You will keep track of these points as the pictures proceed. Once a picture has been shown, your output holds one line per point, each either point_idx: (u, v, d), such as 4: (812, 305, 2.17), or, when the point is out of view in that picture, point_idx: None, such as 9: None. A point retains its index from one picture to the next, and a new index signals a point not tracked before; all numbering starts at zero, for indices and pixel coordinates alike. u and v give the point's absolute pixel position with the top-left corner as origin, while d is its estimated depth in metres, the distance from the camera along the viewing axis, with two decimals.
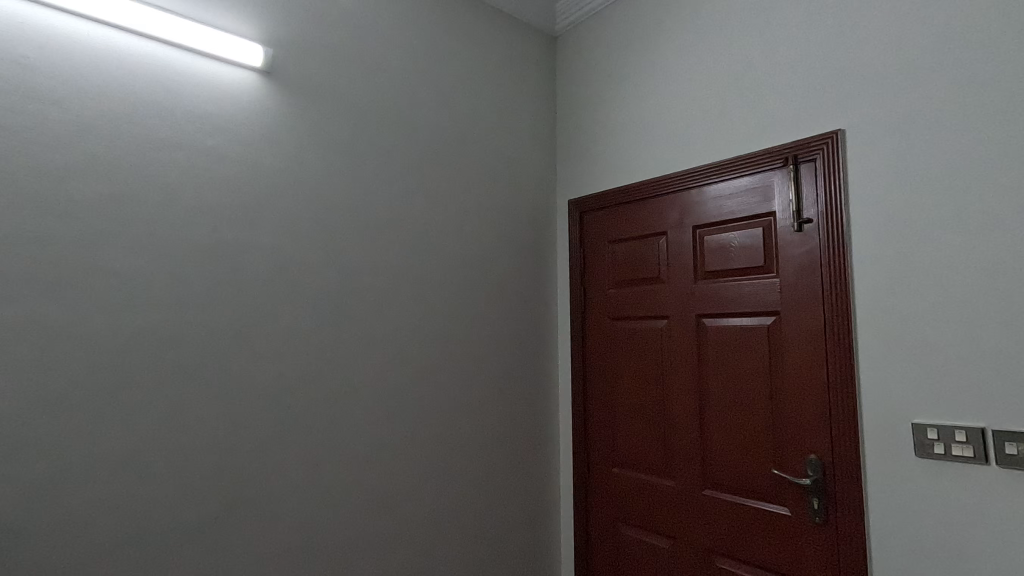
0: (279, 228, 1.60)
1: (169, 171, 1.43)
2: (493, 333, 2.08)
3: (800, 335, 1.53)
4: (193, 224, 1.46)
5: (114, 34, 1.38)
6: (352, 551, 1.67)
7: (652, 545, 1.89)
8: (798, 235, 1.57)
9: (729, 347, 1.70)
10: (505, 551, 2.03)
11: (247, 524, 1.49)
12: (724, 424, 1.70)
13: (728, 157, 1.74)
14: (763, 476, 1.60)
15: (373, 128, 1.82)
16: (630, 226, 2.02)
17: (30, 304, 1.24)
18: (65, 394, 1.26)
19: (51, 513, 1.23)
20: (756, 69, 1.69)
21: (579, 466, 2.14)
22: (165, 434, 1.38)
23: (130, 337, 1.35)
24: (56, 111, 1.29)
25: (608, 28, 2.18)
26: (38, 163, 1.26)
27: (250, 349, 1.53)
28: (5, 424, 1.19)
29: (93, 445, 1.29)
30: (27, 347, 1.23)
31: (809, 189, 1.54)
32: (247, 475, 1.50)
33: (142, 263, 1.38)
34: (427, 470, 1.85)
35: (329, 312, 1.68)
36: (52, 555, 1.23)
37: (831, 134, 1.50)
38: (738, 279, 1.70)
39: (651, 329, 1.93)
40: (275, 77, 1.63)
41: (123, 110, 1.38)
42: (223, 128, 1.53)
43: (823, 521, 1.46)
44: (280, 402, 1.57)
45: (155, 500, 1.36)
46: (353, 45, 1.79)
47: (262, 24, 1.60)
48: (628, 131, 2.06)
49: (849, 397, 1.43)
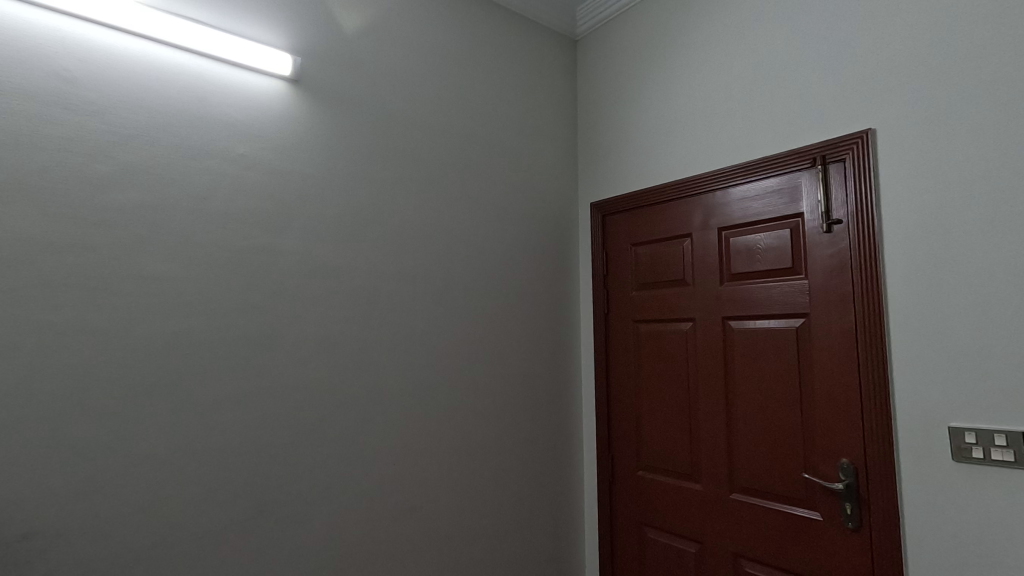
0: (308, 233, 1.63)
1: (202, 178, 1.47)
2: (517, 334, 2.08)
3: (831, 337, 1.51)
4: (225, 230, 1.49)
5: (151, 47, 1.42)
6: (380, 550, 1.68)
7: (678, 549, 1.87)
8: (827, 236, 1.55)
9: (758, 350, 1.68)
10: (530, 552, 2.03)
11: (278, 525, 1.51)
12: (752, 427, 1.68)
13: (754, 158, 1.72)
14: (793, 480, 1.58)
15: (398, 134, 1.84)
16: (654, 228, 2.01)
17: (72, 310, 1.28)
18: (106, 397, 1.30)
19: (92, 514, 1.27)
20: (782, 67, 1.68)
21: (603, 469, 2.14)
22: (200, 437, 1.41)
23: (166, 343, 1.39)
24: (96, 123, 1.33)
25: (629, 30, 2.18)
26: (80, 173, 1.31)
27: (280, 353, 1.55)
28: (47, 426, 1.23)
29: (132, 448, 1.32)
30: (69, 351, 1.27)
31: (839, 189, 1.52)
32: (278, 476, 1.52)
33: (177, 269, 1.41)
34: (452, 474, 1.86)
35: (356, 315, 1.70)
36: (92, 553, 1.26)
37: (861, 133, 1.48)
38: (766, 281, 1.68)
39: (676, 331, 1.92)
40: (302, 85, 1.66)
41: (159, 121, 1.42)
42: (253, 136, 1.56)
43: (856, 526, 1.43)
44: (309, 404, 1.59)
45: (190, 500, 1.39)
46: (378, 53, 1.82)
47: (291, 34, 1.63)
48: (652, 133, 2.05)
49: (882, 400, 1.40)
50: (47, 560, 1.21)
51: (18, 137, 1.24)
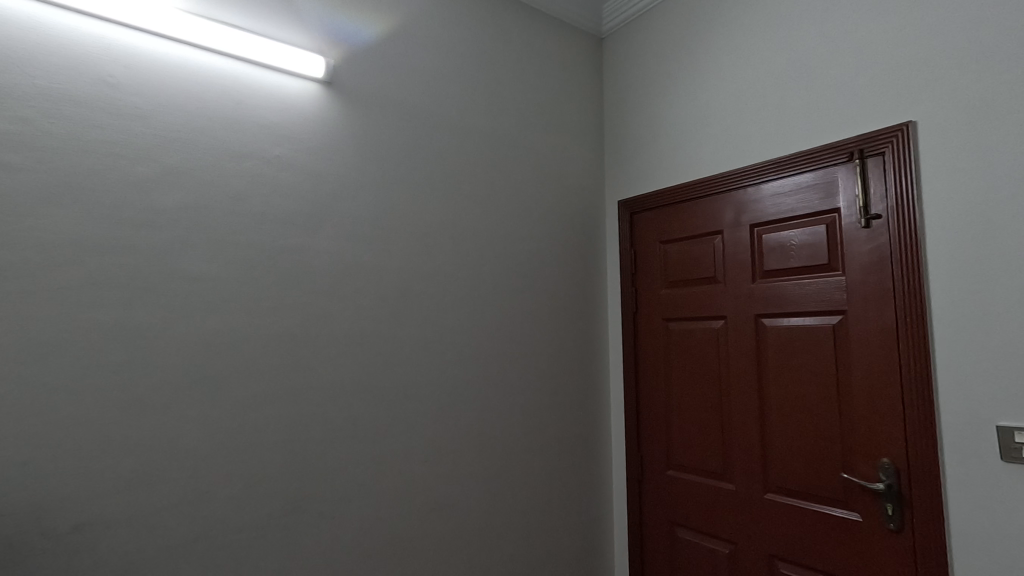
0: (341, 233, 1.65)
1: (240, 180, 1.50)
2: (545, 333, 2.08)
3: (870, 334, 1.49)
4: (262, 231, 1.52)
5: (192, 53, 1.46)
6: (413, 547, 1.70)
7: (711, 549, 1.85)
8: (865, 231, 1.52)
9: (793, 348, 1.65)
10: (560, 551, 2.03)
11: (315, 521, 1.54)
12: (787, 426, 1.66)
13: (788, 153, 1.70)
14: (831, 480, 1.55)
15: (428, 135, 1.86)
16: (683, 226, 2.00)
17: (117, 309, 1.31)
18: (149, 394, 1.34)
19: (137, 506, 1.30)
20: (817, 60, 1.65)
21: (632, 469, 2.12)
22: (239, 433, 1.44)
23: (206, 341, 1.42)
24: (139, 127, 1.37)
25: (656, 27, 2.17)
26: (125, 175, 1.34)
27: (315, 351, 1.58)
28: (96, 421, 1.27)
29: (174, 443, 1.36)
30: (115, 348, 1.30)
31: (878, 183, 1.49)
32: (313, 473, 1.54)
33: (217, 268, 1.44)
34: (483, 472, 1.87)
35: (388, 314, 1.72)
36: (137, 546, 1.30)
37: (901, 125, 1.45)
38: (800, 278, 1.66)
39: (706, 329, 1.91)
40: (335, 88, 1.68)
41: (198, 124, 1.45)
42: (289, 138, 1.59)
43: (898, 527, 1.40)
44: (343, 402, 1.61)
45: (230, 495, 1.42)
46: (408, 55, 1.83)
47: (324, 37, 1.66)
48: (681, 129, 2.04)
49: (925, 398, 1.37)
50: (95, 551, 1.25)
51: (67, 141, 1.28)
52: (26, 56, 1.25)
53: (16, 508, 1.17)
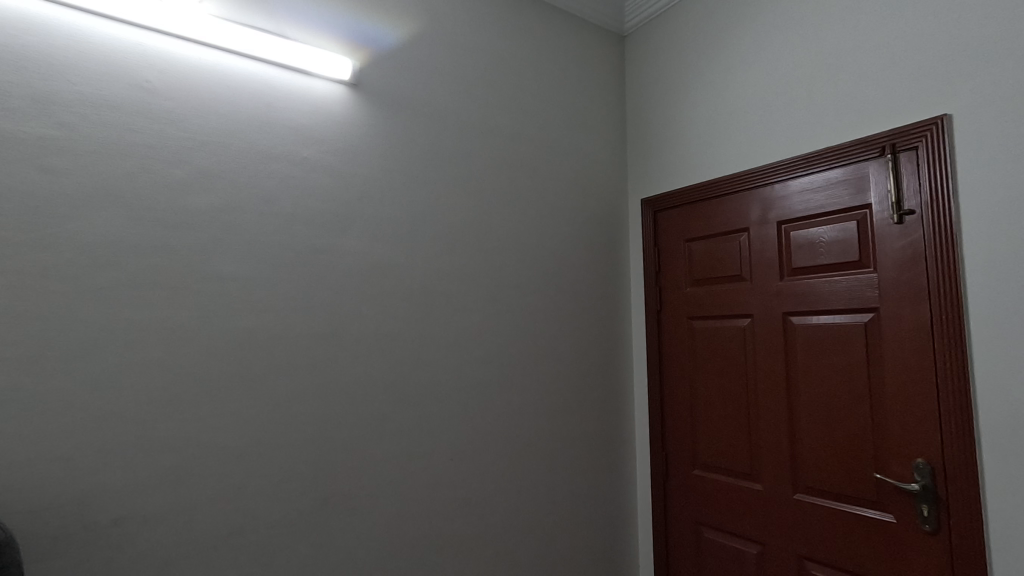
0: (368, 233, 1.67)
1: (270, 182, 1.53)
2: (569, 332, 2.08)
3: (904, 332, 1.46)
4: (291, 232, 1.55)
5: (223, 57, 1.49)
6: (440, 544, 1.71)
7: (738, 549, 1.84)
8: (898, 228, 1.49)
9: (823, 347, 1.63)
10: (584, 551, 2.03)
11: (343, 518, 1.56)
12: (817, 425, 1.63)
13: (817, 149, 1.68)
14: (864, 481, 1.52)
15: (452, 136, 1.87)
16: (709, 224, 1.98)
17: (154, 309, 1.35)
18: (185, 392, 1.37)
19: (174, 501, 1.33)
20: (846, 54, 1.62)
21: (657, 468, 2.11)
22: (271, 430, 1.47)
23: (238, 340, 1.45)
24: (174, 130, 1.40)
25: (680, 24, 2.15)
26: (161, 178, 1.38)
27: (343, 350, 1.60)
28: (133, 418, 1.30)
29: (208, 440, 1.39)
30: (152, 347, 1.34)
31: (911, 178, 1.47)
32: (341, 471, 1.57)
33: (248, 269, 1.47)
34: (508, 471, 1.87)
35: (414, 314, 1.74)
36: (173, 539, 1.33)
37: (936, 119, 1.41)
38: (830, 275, 1.63)
39: (732, 328, 1.89)
40: (361, 89, 1.70)
41: (230, 127, 1.48)
42: (317, 140, 1.61)
43: (933, 529, 1.37)
44: (371, 400, 1.63)
45: (262, 492, 1.45)
46: (432, 56, 1.85)
47: (350, 40, 1.68)
48: (706, 126, 2.02)
49: (962, 397, 1.34)
50: (134, 544, 1.28)
51: (106, 145, 1.32)
52: (67, 63, 1.28)
53: (61, 502, 1.21)
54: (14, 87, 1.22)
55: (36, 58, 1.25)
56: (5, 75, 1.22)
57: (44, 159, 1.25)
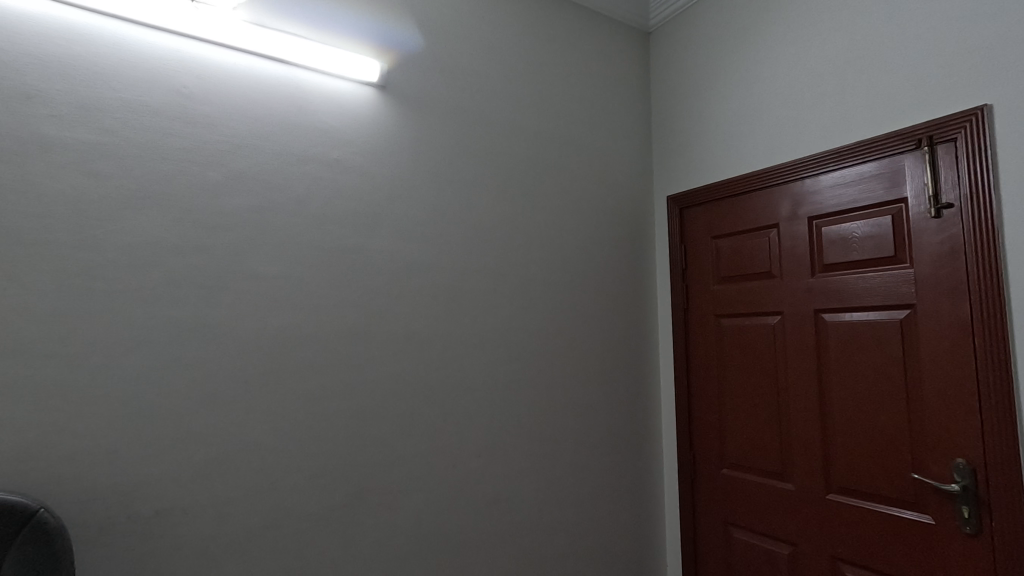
0: (396, 233, 1.70)
1: (302, 183, 1.56)
2: (595, 330, 2.07)
3: (942, 329, 1.42)
4: (323, 232, 1.58)
5: (257, 62, 1.53)
6: (468, 541, 1.73)
7: (769, 550, 1.81)
8: (935, 221, 1.45)
9: (856, 344, 1.60)
10: (611, 550, 2.02)
11: (374, 514, 1.58)
12: (850, 424, 1.60)
13: (849, 143, 1.65)
14: (900, 482, 1.49)
15: (478, 136, 1.88)
16: (737, 221, 1.96)
17: (192, 307, 1.39)
18: (221, 388, 1.41)
19: (211, 495, 1.37)
20: (880, 46, 1.59)
21: (685, 467, 2.10)
22: (304, 427, 1.50)
23: (273, 338, 1.48)
24: (211, 134, 1.45)
25: (707, 19, 2.13)
26: (199, 180, 1.42)
27: (374, 348, 1.63)
28: (173, 413, 1.34)
29: (245, 435, 1.42)
30: (191, 345, 1.38)
31: (949, 170, 1.43)
32: (371, 467, 1.59)
33: (282, 269, 1.51)
34: (535, 469, 1.88)
35: (442, 313, 1.75)
36: (210, 532, 1.37)
37: (976, 109, 1.38)
38: (864, 271, 1.60)
39: (762, 326, 1.86)
40: (389, 91, 1.73)
41: (263, 129, 1.52)
42: (347, 142, 1.64)
43: (974, 531, 1.34)
44: (400, 397, 1.66)
45: (296, 486, 1.48)
46: (458, 57, 1.86)
47: (378, 43, 1.71)
48: (734, 122, 2.00)
49: (1004, 395, 1.30)
50: (174, 535, 1.32)
51: (147, 149, 1.36)
52: (111, 72, 1.33)
53: (106, 494, 1.26)
54: (62, 96, 1.28)
55: (81, 66, 1.30)
56: (53, 83, 1.27)
57: (90, 163, 1.30)
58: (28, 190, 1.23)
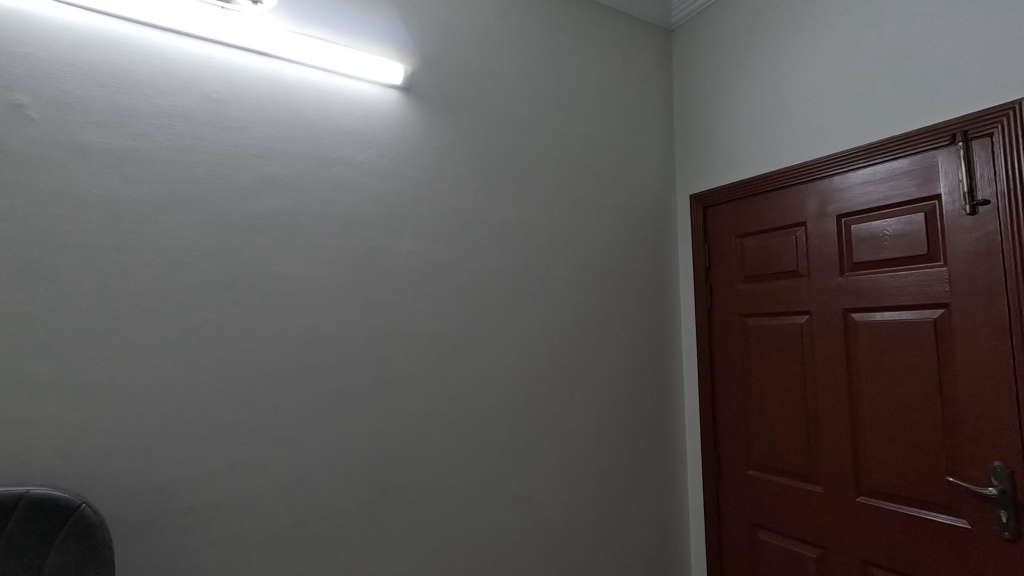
0: (420, 234, 1.71)
1: (328, 185, 1.58)
2: (617, 329, 2.06)
3: (979, 328, 1.39)
4: (349, 234, 1.60)
5: (284, 67, 1.55)
6: (493, 539, 1.73)
7: (796, 553, 1.79)
8: (970, 219, 1.42)
9: (888, 344, 1.56)
10: (635, 549, 2.01)
11: (400, 512, 1.59)
12: (881, 426, 1.57)
13: (879, 139, 1.62)
14: (934, 485, 1.45)
15: (500, 137, 1.89)
16: (763, 219, 1.93)
17: (222, 308, 1.41)
18: (251, 387, 1.43)
19: (241, 492, 1.40)
20: (911, 40, 1.55)
21: (709, 468, 2.08)
22: (331, 425, 1.52)
23: (300, 338, 1.50)
24: (240, 138, 1.47)
25: (730, 16, 2.11)
26: (229, 184, 1.45)
27: (398, 347, 1.64)
28: (205, 412, 1.37)
29: (274, 434, 1.45)
30: (222, 345, 1.41)
31: (985, 167, 1.39)
32: (397, 465, 1.60)
33: (309, 270, 1.53)
34: (559, 469, 1.88)
35: (465, 313, 1.76)
36: (241, 528, 1.39)
37: (1013, 104, 1.34)
38: (895, 269, 1.57)
39: (789, 325, 1.84)
40: (413, 93, 1.74)
41: (290, 133, 1.54)
42: (371, 144, 1.66)
43: (1012, 536, 1.31)
44: (425, 396, 1.67)
45: (324, 484, 1.50)
46: (480, 58, 1.87)
47: (402, 46, 1.72)
48: (758, 119, 1.97)
49: None
50: (207, 532, 1.35)
51: (180, 154, 1.40)
52: (145, 79, 1.37)
53: (141, 490, 1.29)
54: (98, 103, 1.31)
55: (117, 74, 1.34)
56: (90, 91, 1.31)
57: (126, 168, 1.33)
58: (68, 194, 1.27)
